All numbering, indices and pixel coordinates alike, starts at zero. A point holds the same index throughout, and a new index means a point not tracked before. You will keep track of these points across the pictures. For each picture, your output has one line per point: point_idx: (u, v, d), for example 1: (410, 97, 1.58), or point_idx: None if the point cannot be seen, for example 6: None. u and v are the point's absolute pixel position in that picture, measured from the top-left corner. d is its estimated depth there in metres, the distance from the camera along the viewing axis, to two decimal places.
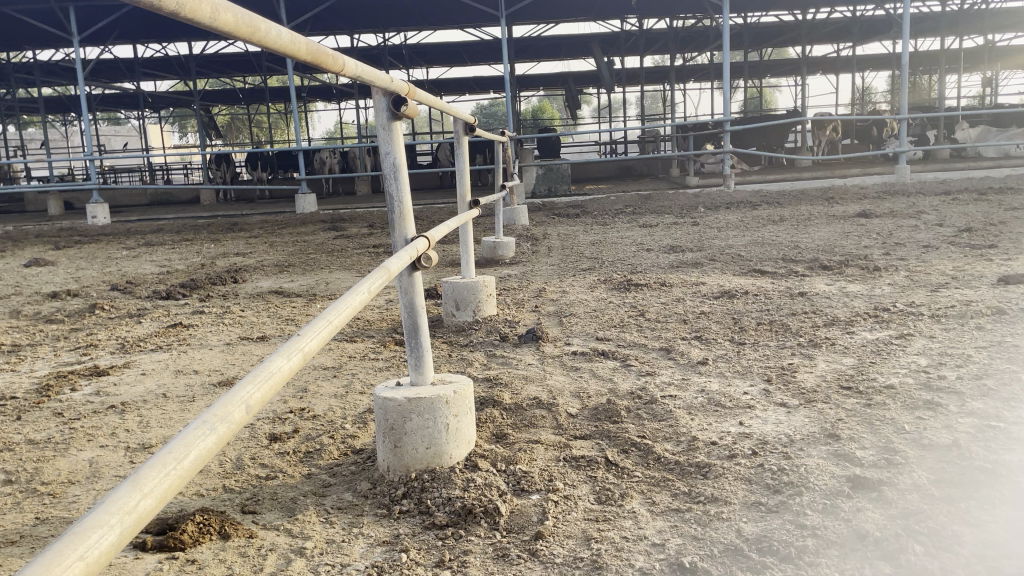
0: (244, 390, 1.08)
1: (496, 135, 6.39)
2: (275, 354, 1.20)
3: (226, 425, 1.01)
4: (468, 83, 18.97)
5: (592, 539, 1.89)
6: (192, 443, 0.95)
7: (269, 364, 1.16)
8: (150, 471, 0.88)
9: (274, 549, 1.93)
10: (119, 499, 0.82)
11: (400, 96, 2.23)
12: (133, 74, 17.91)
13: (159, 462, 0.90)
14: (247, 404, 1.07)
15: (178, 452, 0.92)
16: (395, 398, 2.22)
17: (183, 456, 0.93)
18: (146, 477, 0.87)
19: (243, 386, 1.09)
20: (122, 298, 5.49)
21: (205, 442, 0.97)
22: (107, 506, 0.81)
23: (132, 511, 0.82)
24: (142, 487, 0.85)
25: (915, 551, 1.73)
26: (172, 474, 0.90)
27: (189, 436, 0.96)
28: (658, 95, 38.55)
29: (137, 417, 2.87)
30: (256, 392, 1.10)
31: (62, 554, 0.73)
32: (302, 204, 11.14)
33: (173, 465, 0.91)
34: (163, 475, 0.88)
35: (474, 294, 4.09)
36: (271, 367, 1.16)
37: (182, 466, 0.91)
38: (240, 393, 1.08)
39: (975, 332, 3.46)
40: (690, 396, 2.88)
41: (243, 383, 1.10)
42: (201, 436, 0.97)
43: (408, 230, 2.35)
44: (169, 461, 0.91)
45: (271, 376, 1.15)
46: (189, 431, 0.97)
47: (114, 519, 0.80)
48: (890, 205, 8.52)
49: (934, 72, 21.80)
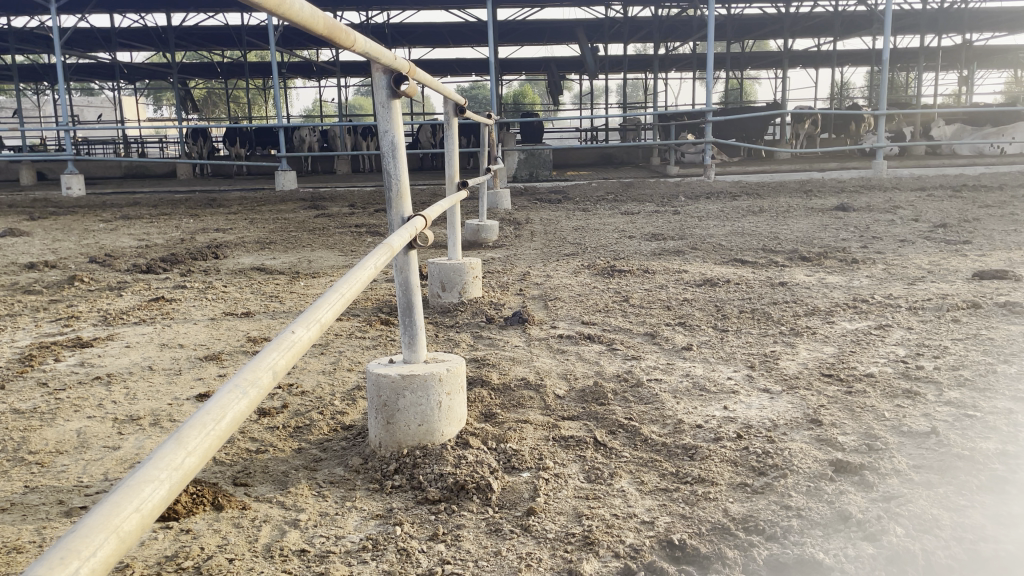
0: (270, 356, 1.10)
1: (482, 118, 6.39)
2: (296, 324, 1.21)
3: (256, 390, 1.03)
4: (451, 65, 18.87)
5: (583, 516, 1.93)
6: (228, 405, 0.96)
7: (291, 332, 1.17)
8: (193, 431, 0.90)
9: (268, 520, 1.94)
10: (165, 457, 0.84)
11: (400, 74, 2.23)
12: (111, 46, 17.60)
13: (200, 422, 0.92)
14: (273, 370, 1.09)
15: (216, 413, 0.94)
16: (389, 375, 2.23)
17: (220, 418, 0.94)
18: (189, 436, 0.89)
19: (269, 352, 1.10)
20: (101, 270, 5.43)
21: (239, 405, 0.98)
22: (155, 463, 0.83)
23: (178, 468, 0.84)
24: (186, 446, 0.87)
25: (897, 532, 1.79)
26: (212, 435, 0.92)
27: (224, 399, 0.98)
28: (638, 86, 38.79)
29: (124, 389, 2.86)
30: (281, 358, 1.12)
31: (119, 506, 0.76)
32: (279, 179, 10.96)
33: (211, 426, 0.92)
34: (204, 434, 0.90)
35: (459, 276, 4.10)
36: (291, 337, 1.17)
37: (220, 427, 0.93)
38: (266, 359, 1.10)
39: (951, 324, 3.55)
40: (675, 379, 2.93)
41: (268, 349, 1.12)
42: (234, 399, 0.98)
43: (405, 209, 2.36)
44: (208, 422, 0.93)
45: (293, 345, 1.16)
46: (224, 393, 0.98)
47: (163, 475, 0.82)
48: (868, 199, 8.66)
49: (912, 71, 22.07)
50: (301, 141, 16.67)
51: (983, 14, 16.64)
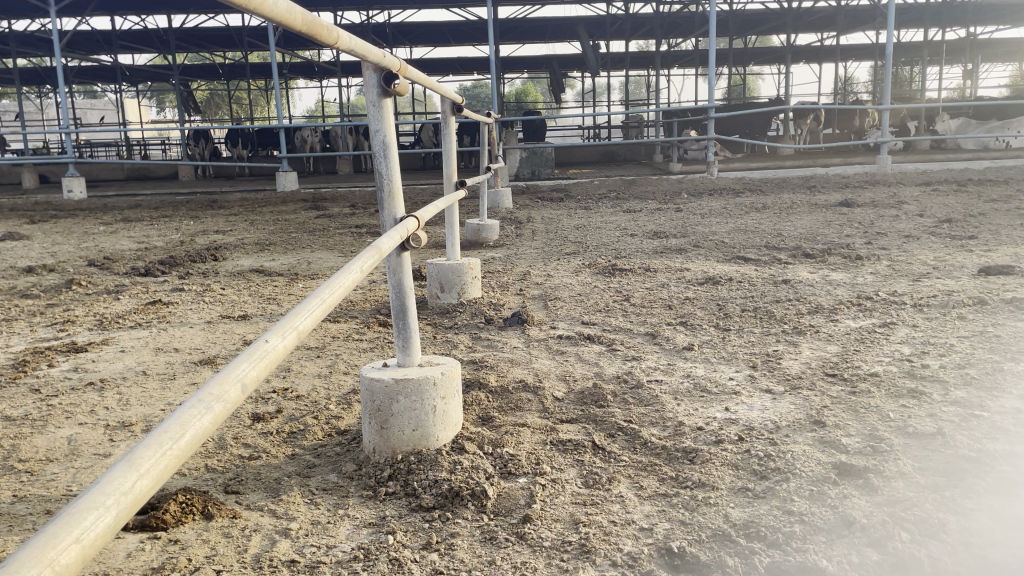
0: (239, 367, 1.05)
1: (481, 116, 6.34)
2: (269, 333, 1.17)
3: (222, 404, 0.99)
4: (452, 63, 18.79)
5: (580, 522, 1.88)
6: (189, 422, 0.92)
7: (263, 342, 1.13)
8: (146, 452, 0.85)
9: (258, 530, 1.90)
10: (113, 481, 0.80)
11: (391, 72, 2.18)
12: (112, 48, 17.58)
13: (155, 441, 0.88)
14: (243, 383, 1.05)
15: (174, 432, 0.90)
16: (383, 379, 2.19)
17: (180, 435, 0.90)
18: (141, 457, 0.84)
19: (239, 363, 1.06)
20: (99, 274, 5.40)
21: (201, 422, 0.94)
22: (103, 488, 0.78)
23: (128, 492, 0.80)
24: (138, 468, 0.82)
25: (903, 538, 1.74)
26: (169, 454, 0.87)
27: (185, 415, 0.93)
28: (641, 84, 38.74)
29: (117, 395, 2.82)
30: (252, 370, 1.08)
31: (57, 537, 0.71)
32: (281, 180, 10.92)
33: (169, 445, 0.88)
34: (158, 455, 0.85)
35: (458, 277, 4.06)
36: (265, 346, 1.13)
37: (178, 446, 0.89)
38: (236, 370, 1.06)
39: (957, 321, 3.49)
40: (676, 380, 2.89)
41: (238, 360, 1.08)
42: (197, 415, 0.94)
43: (397, 210, 2.31)
44: (166, 441, 0.88)
45: (266, 354, 1.12)
46: (185, 410, 0.94)
47: (110, 500, 0.78)
48: (872, 194, 8.59)
49: (917, 65, 21.93)
50: (303, 142, 16.64)
51: (988, 7, 16.51)
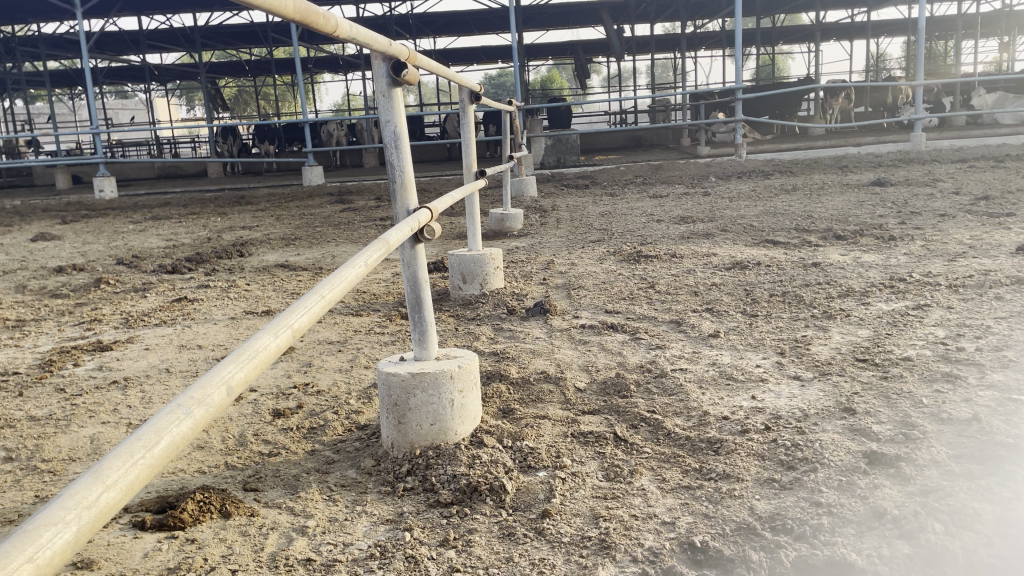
0: (225, 370, 1.04)
1: (504, 105, 6.28)
2: (262, 334, 1.16)
3: (203, 409, 0.97)
4: (476, 53, 18.70)
5: (600, 517, 1.84)
6: (165, 428, 0.91)
7: (254, 343, 1.12)
8: (116, 462, 0.83)
9: (275, 528, 1.89)
10: (77, 493, 0.78)
11: (399, 61, 2.14)
12: (140, 48, 17.78)
13: (127, 450, 0.86)
14: (229, 385, 1.04)
15: (148, 440, 0.88)
16: (399, 373, 2.16)
17: (155, 442, 0.89)
18: (109, 468, 0.82)
19: (225, 365, 1.05)
20: (128, 272, 5.45)
21: (179, 428, 0.92)
22: (66, 500, 0.77)
23: (93, 505, 0.78)
24: (105, 479, 0.80)
25: (935, 529, 1.67)
26: (141, 464, 0.85)
27: (162, 422, 0.92)
28: (668, 66, 38.60)
29: (139, 393, 2.83)
30: (239, 372, 1.06)
31: (9, 555, 0.69)
32: (307, 175, 10.95)
33: (142, 455, 0.86)
34: (129, 465, 0.84)
35: (480, 268, 4.02)
36: (255, 347, 1.12)
37: (151, 455, 0.87)
38: (222, 373, 1.05)
39: (994, 302, 3.38)
40: (701, 368, 2.82)
41: (225, 362, 1.06)
42: (175, 421, 0.93)
43: (410, 201, 2.28)
44: (138, 450, 0.86)
45: (255, 356, 1.11)
46: (163, 416, 0.93)
47: (71, 514, 0.76)
48: (905, 173, 8.39)
49: (951, 39, 21.40)
50: (329, 135, 16.70)
51: None
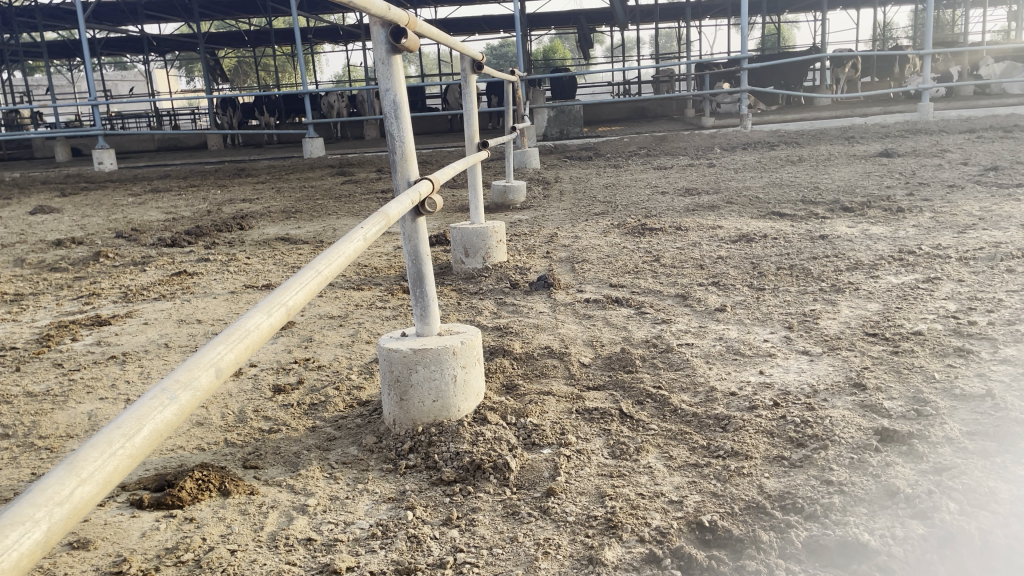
0: (214, 351, 1.00)
1: (507, 75, 6.18)
2: (254, 312, 1.12)
3: (189, 394, 0.93)
4: (478, 22, 18.45)
5: (606, 496, 1.80)
6: (147, 415, 0.86)
7: (245, 323, 1.08)
8: (92, 453, 0.79)
9: (275, 506, 1.85)
10: (48, 488, 0.74)
11: (399, 27, 2.06)
12: (139, 19, 17.56)
13: (105, 439, 0.82)
14: (218, 367, 0.99)
15: (128, 428, 0.84)
16: (400, 349, 2.12)
17: (135, 432, 0.84)
18: (84, 460, 0.78)
19: (214, 347, 1.01)
20: (127, 245, 5.39)
21: (163, 414, 0.88)
22: (35, 496, 0.73)
23: (65, 501, 0.74)
24: (79, 474, 0.76)
25: (950, 509, 1.63)
26: (120, 454, 0.81)
27: (144, 407, 0.88)
28: (671, 36, 38.30)
29: (138, 368, 2.80)
30: (229, 352, 1.02)
31: None
32: (308, 147, 10.85)
33: (121, 445, 0.82)
34: (107, 456, 0.80)
35: (483, 241, 3.96)
36: (247, 326, 1.08)
37: (132, 443, 0.83)
38: (210, 354, 1.00)
39: (1005, 274, 3.33)
40: (707, 343, 2.78)
41: (214, 342, 1.02)
42: (159, 407, 0.89)
43: (411, 172, 2.22)
44: (117, 439, 0.82)
45: (247, 336, 1.07)
46: (145, 402, 0.88)
47: (41, 512, 0.71)
48: (913, 143, 8.29)
49: (959, 8, 21.16)
50: (329, 107, 16.52)
51: None
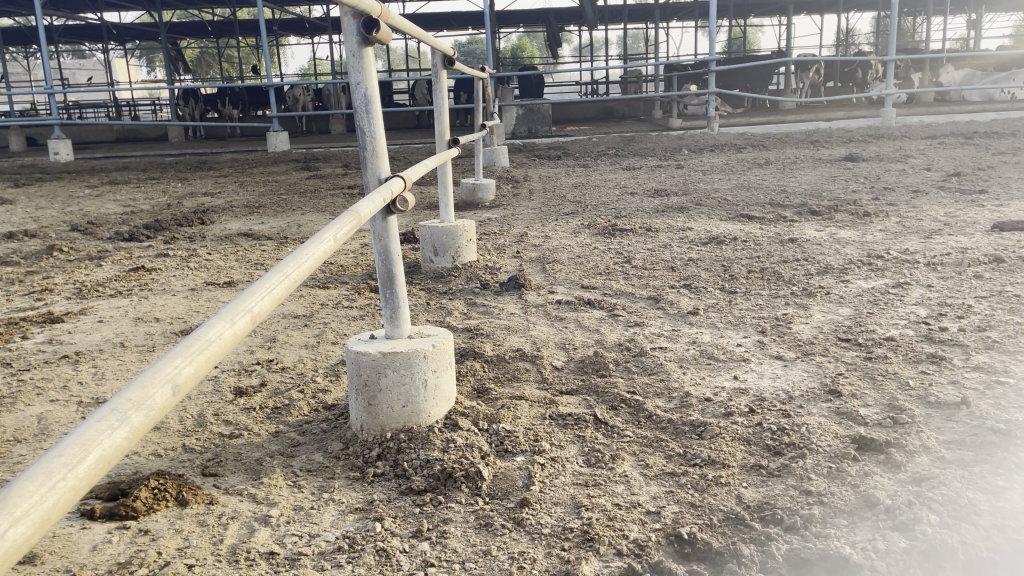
0: (171, 366, 0.92)
1: (477, 72, 6.11)
2: (216, 320, 1.04)
3: (141, 414, 0.85)
4: (446, 19, 18.30)
5: (582, 506, 1.75)
6: (94, 440, 0.79)
7: (205, 334, 1.00)
8: (27, 487, 0.72)
9: (235, 517, 1.77)
10: None
11: (371, 19, 1.98)
12: (98, 7, 17.12)
13: (43, 470, 0.74)
14: (175, 383, 0.91)
15: (70, 456, 0.76)
16: (369, 352, 2.04)
17: (79, 460, 0.77)
18: (18, 496, 0.70)
19: (171, 360, 0.93)
20: (82, 239, 5.21)
21: (112, 439, 0.81)
22: None
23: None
24: (13, 512, 0.69)
25: (930, 521, 1.60)
26: (62, 487, 0.74)
27: (90, 432, 0.80)
28: (638, 33, 38.87)
29: (91, 368, 2.68)
30: (188, 367, 0.94)
31: None
32: (272, 140, 10.65)
33: (62, 476, 0.75)
34: (45, 491, 0.72)
35: (453, 239, 3.89)
36: (208, 337, 1.01)
37: (74, 475, 0.75)
38: (167, 369, 0.93)
39: (973, 280, 3.35)
40: (681, 347, 2.74)
41: (172, 355, 0.95)
42: (107, 430, 0.81)
43: (382, 169, 2.14)
44: (56, 470, 0.74)
45: (207, 347, 0.99)
46: (92, 424, 0.81)
47: None
48: (877, 148, 8.38)
49: (919, 16, 21.51)
50: (294, 100, 16.27)
51: None
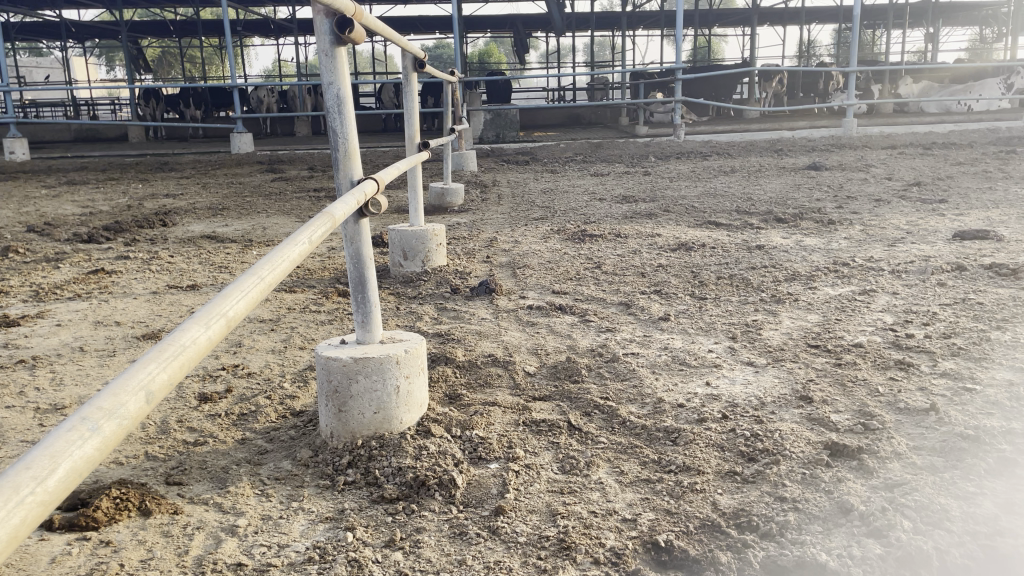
0: (144, 371, 0.88)
1: (446, 76, 6.08)
2: (191, 324, 1.01)
3: (114, 423, 0.81)
4: (414, 22, 18.23)
5: (558, 515, 1.73)
6: (63, 452, 0.74)
7: (180, 338, 0.96)
8: None
9: (201, 527, 1.72)
10: None
11: (345, 18, 1.94)
12: (56, 4, 16.74)
13: (8, 485, 0.69)
14: (148, 391, 0.87)
15: (39, 469, 0.72)
16: (340, 357, 2.00)
17: (48, 473, 0.72)
18: None
19: (144, 366, 0.89)
20: (39, 241, 5.08)
21: (83, 449, 0.76)
22: None
23: None
24: None
25: (905, 527, 1.61)
26: (29, 505, 0.69)
27: (59, 443, 0.75)
28: (603, 41, 39.48)
29: (49, 374, 2.59)
30: (163, 373, 0.90)
31: None
32: (235, 142, 10.50)
33: (31, 492, 0.70)
34: (14, 507, 0.68)
35: (422, 243, 3.86)
36: (182, 341, 0.97)
37: (44, 489, 0.70)
38: (140, 374, 0.89)
39: (937, 288, 3.40)
40: (653, 353, 2.74)
41: (144, 361, 0.91)
42: (77, 441, 0.77)
43: (355, 171, 2.10)
44: (26, 486, 0.70)
45: (182, 352, 0.95)
46: (61, 434, 0.76)
47: None
48: (839, 157, 8.50)
49: (878, 29, 21.95)
50: (259, 102, 16.06)
51: None
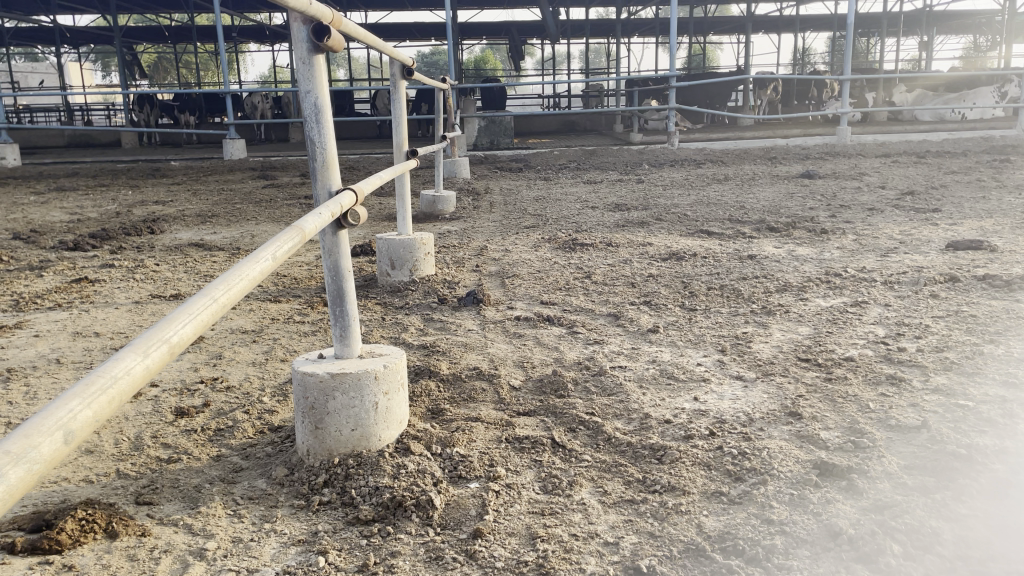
0: (66, 408, 0.83)
1: (438, 83, 6.04)
2: (126, 352, 0.96)
3: (23, 467, 0.76)
4: (409, 28, 18.17)
5: (537, 538, 1.67)
6: None
7: (112, 369, 0.91)
8: None
9: (169, 551, 1.66)
10: None
11: (322, 25, 1.89)
12: (50, 9, 16.65)
13: None
14: (68, 429, 0.82)
15: None
16: (316, 373, 1.94)
17: None
18: None
19: (67, 402, 0.84)
20: (23, 248, 5.01)
21: None
22: None
23: None
24: None
25: (894, 552, 1.56)
26: None
27: None
28: (597, 49, 39.58)
29: (23, 387, 2.53)
30: (87, 409, 0.85)
31: None
32: (228, 148, 10.44)
33: None
34: None
35: (410, 252, 3.80)
36: (115, 371, 0.92)
37: None
38: (62, 410, 0.84)
39: (929, 299, 3.36)
40: (641, 366, 2.69)
41: (68, 396, 0.85)
42: None
43: (333, 182, 2.05)
44: None
45: (112, 386, 0.90)
46: None
47: None
48: (833, 165, 8.48)
49: (873, 37, 21.96)
50: (252, 107, 16.02)
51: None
